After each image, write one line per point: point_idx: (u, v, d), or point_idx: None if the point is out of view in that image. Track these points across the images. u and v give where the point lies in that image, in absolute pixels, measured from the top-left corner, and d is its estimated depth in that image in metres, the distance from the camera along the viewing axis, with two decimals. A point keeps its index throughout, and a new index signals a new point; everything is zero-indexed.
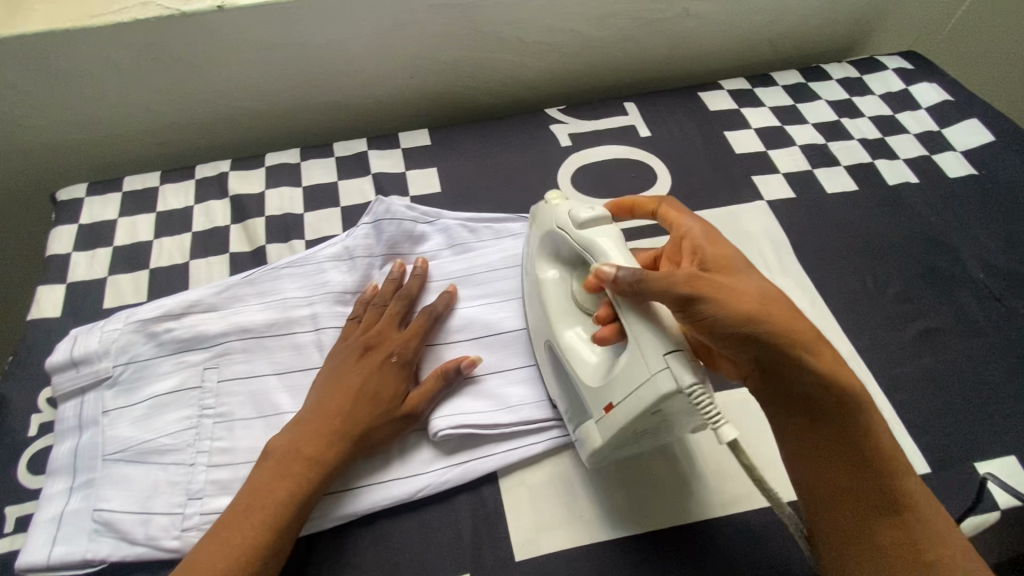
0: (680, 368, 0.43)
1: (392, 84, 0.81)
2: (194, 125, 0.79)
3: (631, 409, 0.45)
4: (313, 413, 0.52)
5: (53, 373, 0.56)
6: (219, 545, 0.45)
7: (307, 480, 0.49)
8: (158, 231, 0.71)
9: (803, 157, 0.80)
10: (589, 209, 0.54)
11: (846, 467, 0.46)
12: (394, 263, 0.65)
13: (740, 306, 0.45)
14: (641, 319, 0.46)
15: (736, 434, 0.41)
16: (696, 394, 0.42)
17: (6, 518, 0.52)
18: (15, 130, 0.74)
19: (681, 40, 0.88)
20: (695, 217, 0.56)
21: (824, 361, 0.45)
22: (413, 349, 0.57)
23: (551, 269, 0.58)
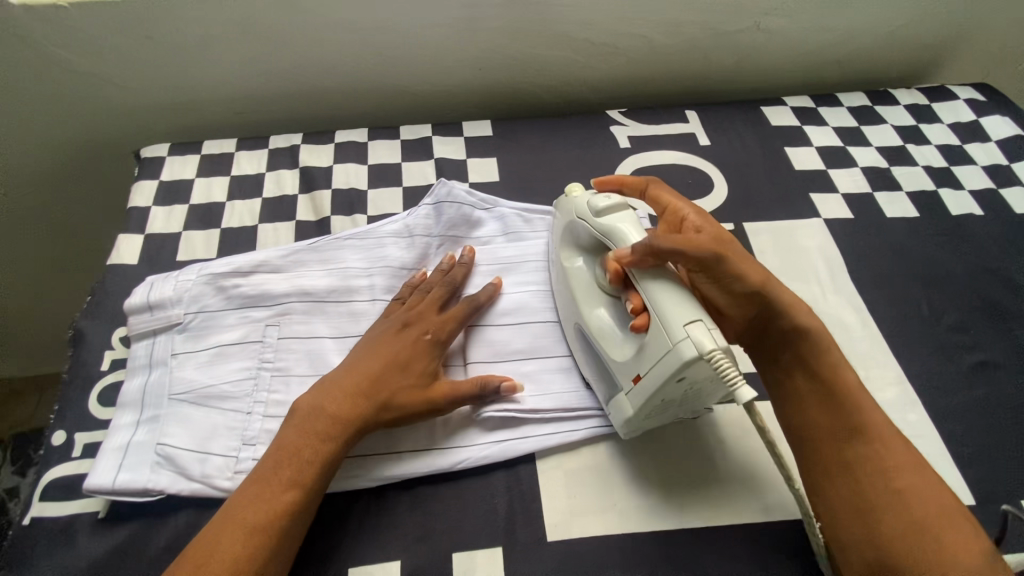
0: (701, 336, 0.45)
1: (461, 75, 0.84)
2: (271, 98, 0.83)
3: (658, 376, 0.47)
4: (348, 371, 0.54)
5: (131, 314, 0.60)
6: (254, 497, 0.47)
7: (334, 444, 0.50)
8: (231, 194, 0.75)
9: (864, 179, 0.80)
10: (607, 197, 0.56)
11: (833, 436, 0.51)
12: (445, 253, 0.66)
13: (746, 268, 0.54)
14: (659, 285, 0.49)
15: (754, 395, 0.44)
16: (717, 359, 0.44)
17: (76, 442, 0.56)
18: (111, 88, 0.79)
19: (748, 53, 0.88)
20: (677, 196, 0.61)
21: (810, 319, 0.54)
22: (450, 333, 0.59)
23: (578, 257, 0.60)
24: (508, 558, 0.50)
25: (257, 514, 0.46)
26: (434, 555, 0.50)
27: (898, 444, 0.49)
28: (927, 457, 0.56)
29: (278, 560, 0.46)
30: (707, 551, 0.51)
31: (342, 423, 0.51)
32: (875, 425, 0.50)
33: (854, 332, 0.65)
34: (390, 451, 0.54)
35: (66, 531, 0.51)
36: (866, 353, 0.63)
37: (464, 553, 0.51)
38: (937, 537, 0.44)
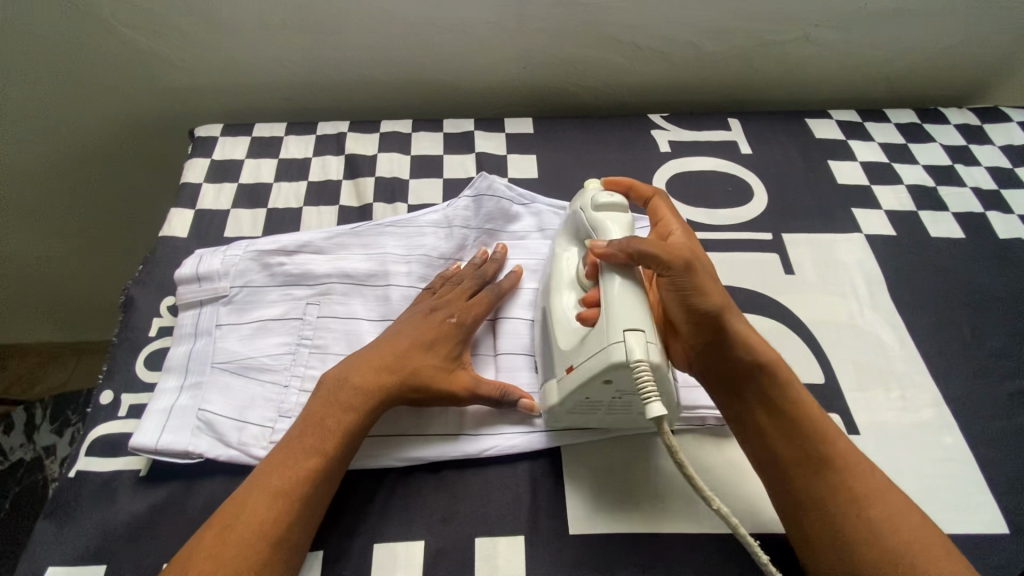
0: (635, 345, 0.44)
1: (506, 72, 0.85)
2: (321, 86, 0.85)
3: (586, 371, 0.47)
4: (378, 347, 0.56)
5: (180, 284, 0.62)
6: (280, 460, 0.49)
7: (357, 419, 0.51)
8: (278, 176, 0.77)
9: (909, 196, 0.78)
10: (610, 195, 0.56)
11: (797, 461, 0.50)
12: (478, 249, 0.67)
13: (713, 290, 0.50)
14: (621, 282, 0.48)
15: (663, 413, 0.43)
16: (640, 370, 0.44)
17: (121, 403, 0.58)
18: (171, 69, 0.83)
19: (796, 64, 0.87)
20: (676, 212, 0.59)
21: (766, 352, 0.51)
22: (475, 321, 0.60)
23: (569, 246, 0.60)
24: (529, 547, 0.51)
25: (280, 478, 0.48)
26: (457, 538, 0.51)
27: (865, 463, 0.50)
28: (961, 482, 0.55)
29: (298, 527, 0.47)
30: (732, 556, 0.51)
31: (368, 395, 0.52)
32: (840, 451, 0.50)
33: (891, 350, 0.64)
34: (419, 431, 0.56)
35: (109, 486, 0.53)
36: (902, 372, 0.62)
37: (486, 538, 0.51)
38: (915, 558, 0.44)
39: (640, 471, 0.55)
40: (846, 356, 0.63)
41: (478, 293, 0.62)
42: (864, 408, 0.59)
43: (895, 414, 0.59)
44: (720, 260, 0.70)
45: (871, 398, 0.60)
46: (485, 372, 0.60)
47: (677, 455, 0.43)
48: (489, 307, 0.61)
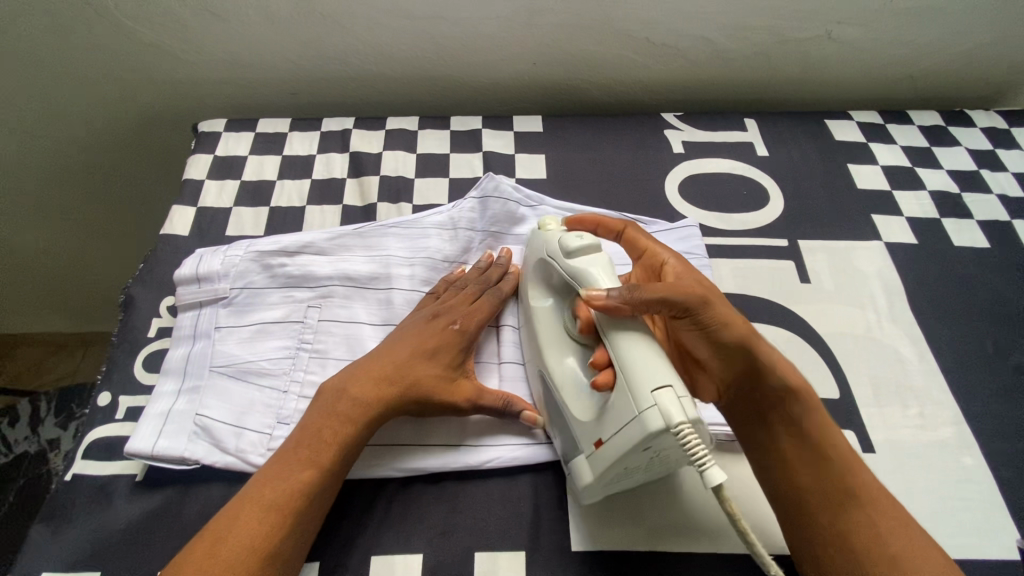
0: (669, 406, 0.41)
1: (516, 68, 0.83)
2: (327, 81, 0.84)
3: (622, 445, 0.44)
4: (379, 355, 0.55)
5: (179, 285, 0.61)
6: (274, 475, 0.48)
7: (352, 433, 0.50)
8: (281, 173, 0.76)
9: (931, 203, 0.76)
10: (578, 237, 0.53)
11: (827, 494, 0.48)
12: (483, 253, 0.66)
13: (732, 319, 0.50)
14: (627, 337, 0.46)
15: (723, 478, 0.40)
16: (684, 433, 0.41)
17: (119, 405, 0.58)
18: (175, 62, 0.81)
19: (816, 63, 0.84)
20: (657, 240, 0.58)
21: (794, 377, 0.51)
22: (477, 328, 0.58)
23: (546, 297, 0.58)
24: (530, 564, 0.49)
25: (274, 491, 0.47)
26: (456, 553, 0.50)
27: (889, 503, 0.47)
28: (982, 505, 0.53)
29: (290, 542, 0.46)
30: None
31: (368, 406, 0.51)
32: (863, 485, 0.48)
33: (910, 365, 0.61)
34: (419, 440, 0.54)
35: (105, 490, 0.52)
36: (921, 388, 0.60)
37: (486, 553, 0.50)
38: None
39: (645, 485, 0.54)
40: (863, 370, 0.61)
41: (482, 299, 0.60)
42: (880, 426, 0.57)
43: (913, 432, 0.57)
44: (733, 267, 0.68)
45: (888, 415, 0.58)
46: (488, 380, 0.59)
47: (737, 518, 0.39)
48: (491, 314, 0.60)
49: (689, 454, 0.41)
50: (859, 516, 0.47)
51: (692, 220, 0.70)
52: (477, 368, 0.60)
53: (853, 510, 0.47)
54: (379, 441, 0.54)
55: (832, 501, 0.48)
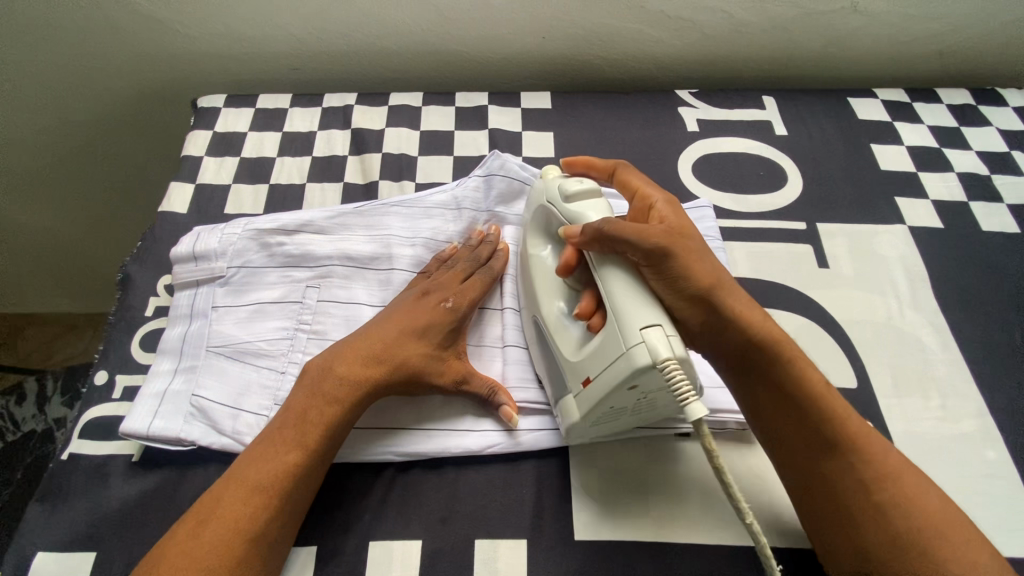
0: (657, 343, 0.41)
1: (524, 43, 0.80)
2: (330, 56, 0.81)
3: (608, 382, 0.44)
4: (366, 333, 0.54)
5: (176, 263, 0.59)
6: (257, 456, 0.46)
7: (335, 412, 0.49)
8: (282, 150, 0.74)
9: (959, 186, 0.72)
10: (577, 182, 0.54)
11: (801, 436, 0.47)
12: (472, 230, 0.65)
13: (697, 269, 0.48)
14: (613, 274, 0.47)
15: (705, 413, 0.39)
16: (670, 369, 0.40)
17: (116, 384, 0.57)
18: (173, 35, 0.79)
19: (840, 38, 0.80)
20: (650, 182, 0.56)
21: (767, 329, 0.48)
22: (470, 307, 0.57)
23: (544, 245, 0.57)
24: (532, 552, 0.48)
25: (259, 472, 0.45)
26: (456, 538, 0.49)
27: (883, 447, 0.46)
28: (1007, 502, 0.50)
29: (276, 524, 0.45)
30: (746, 570, 0.47)
31: (355, 386, 0.50)
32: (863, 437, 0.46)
33: (933, 354, 0.59)
34: (417, 421, 0.53)
35: (100, 470, 0.52)
36: (944, 379, 0.57)
37: (486, 540, 0.49)
38: (923, 522, 0.43)
39: (651, 469, 0.52)
40: (883, 359, 0.58)
41: (473, 277, 0.59)
42: (900, 417, 0.55)
43: (934, 424, 0.54)
44: (748, 251, 0.65)
45: (908, 406, 0.55)
46: (490, 364, 0.58)
47: (717, 459, 0.39)
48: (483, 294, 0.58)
49: (674, 392, 0.40)
50: (842, 465, 0.45)
51: (706, 201, 0.67)
52: (479, 353, 0.58)
53: (832, 456, 0.46)
54: (374, 424, 0.53)
55: (811, 446, 0.46)
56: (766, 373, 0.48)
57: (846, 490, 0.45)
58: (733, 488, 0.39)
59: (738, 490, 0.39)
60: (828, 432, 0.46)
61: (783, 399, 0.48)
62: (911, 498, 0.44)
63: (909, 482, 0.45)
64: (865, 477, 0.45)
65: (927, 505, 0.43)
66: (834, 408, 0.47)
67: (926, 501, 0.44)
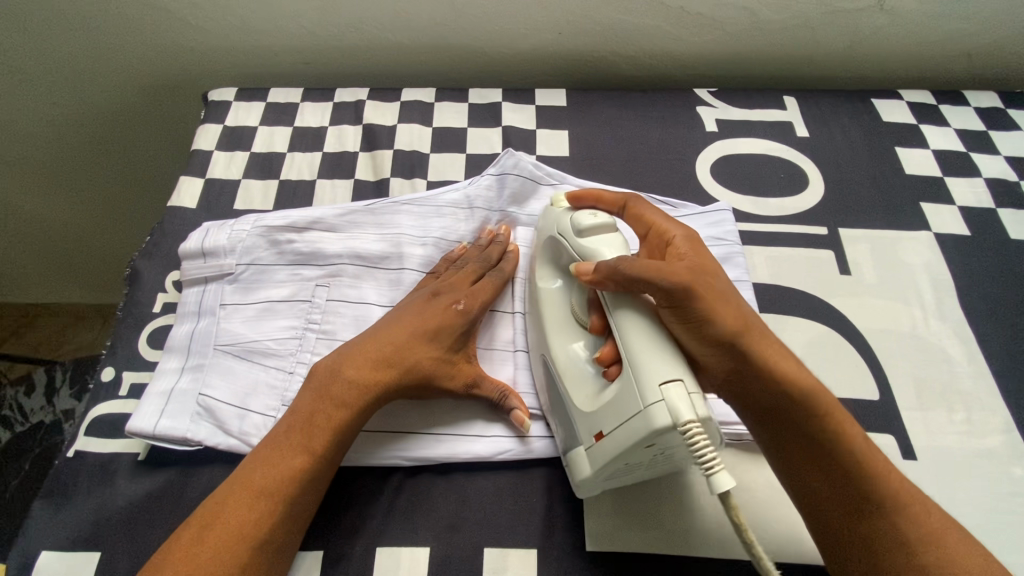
0: (677, 402, 0.40)
1: (540, 39, 0.78)
2: (342, 49, 0.80)
3: (625, 440, 0.42)
4: (368, 341, 0.52)
5: (184, 259, 0.59)
6: (262, 463, 0.45)
7: (342, 420, 0.48)
8: (292, 146, 0.73)
9: (987, 192, 0.70)
10: (591, 216, 0.52)
11: (827, 490, 0.44)
12: (483, 228, 0.64)
13: (722, 312, 0.45)
14: (631, 318, 0.45)
15: (731, 485, 0.38)
16: (692, 432, 0.39)
17: (123, 381, 0.56)
18: (184, 27, 0.78)
19: (865, 37, 0.78)
20: (666, 216, 0.54)
21: (801, 379, 0.45)
22: (481, 309, 0.56)
23: (555, 279, 0.56)
24: (542, 562, 0.47)
25: (265, 478, 0.45)
26: (465, 546, 0.48)
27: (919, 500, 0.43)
28: None
29: (281, 530, 0.44)
30: None
31: (364, 389, 0.49)
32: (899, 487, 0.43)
33: (958, 366, 0.57)
34: (427, 423, 0.52)
35: (106, 468, 0.51)
36: (969, 392, 0.55)
37: (495, 549, 0.48)
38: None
39: (665, 478, 0.51)
40: (906, 370, 0.56)
41: (483, 279, 0.58)
42: (922, 431, 0.53)
43: (959, 439, 0.53)
44: (768, 256, 0.64)
45: (931, 419, 0.54)
46: (502, 368, 0.57)
47: (745, 531, 0.37)
48: (494, 295, 0.57)
49: (697, 457, 0.38)
50: (875, 522, 0.43)
51: (725, 204, 0.66)
52: (490, 357, 0.57)
53: (870, 517, 0.43)
54: (381, 425, 0.52)
55: (842, 508, 0.44)
56: (795, 425, 0.45)
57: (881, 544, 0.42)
58: (761, 556, 0.37)
59: (765, 554, 0.37)
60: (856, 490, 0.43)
61: (812, 454, 0.45)
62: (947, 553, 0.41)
63: (949, 540, 0.42)
64: (907, 539, 0.42)
65: (971, 566, 0.40)
66: (869, 463, 0.44)
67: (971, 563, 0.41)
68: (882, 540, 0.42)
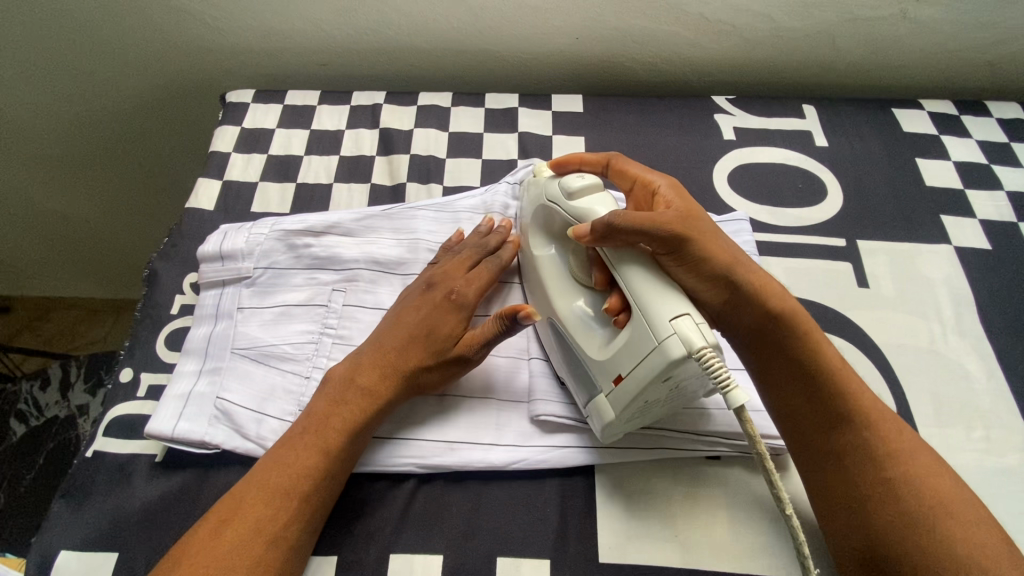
0: (689, 332, 0.41)
1: (557, 44, 0.78)
2: (359, 52, 0.80)
3: (643, 376, 0.43)
4: (391, 325, 0.53)
5: (202, 262, 0.59)
6: (278, 461, 0.46)
7: (357, 418, 0.48)
8: (309, 149, 0.73)
9: (1008, 205, 0.69)
10: (580, 178, 0.52)
11: (814, 425, 0.45)
12: (484, 215, 0.62)
13: (712, 249, 0.47)
14: (631, 265, 0.46)
15: (746, 400, 0.39)
16: (707, 357, 0.39)
17: (141, 382, 0.57)
18: (204, 29, 0.79)
19: (886, 46, 0.77)
20: (647, 167, 0.55)
21: (785, 303, 0.48)
22: (477, 294, 0.55)
23: (549, 245, 0.56)
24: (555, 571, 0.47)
25: (281, 476, 0.45)
26: (478, 554, 0.48)
27: (893, 430, 0.44)
28: None
29: (296, 529, 0.44)
30: None
31: (376, 395, 0.49)
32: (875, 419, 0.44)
33: (977, 383, 0.56)
34: (440, 429, 0.53)
35: (124, 470, 0.52)
36: (989, 410, 0.55)
37: (509, 558, 0.48)
38: (933, 500, 0.41)
39: (680, 493, 0.51)
40: (924, 386, 0.56)
41: (480, 266, 0.57)
42: (940, 448, 0.52)
43: (978, 457, 0.52)
44: (785, 267, 0.63)
45: (949, 437, 0.53)
46: (516, 376, 0.56)
47: (757, 442, 0.38)
48: (491, 281, 0.57)
49: (713, 378, 0.39)
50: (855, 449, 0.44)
51: (743, 213, 0.65)
52: (505, 365, 0.57)
53: (847, 434, 0.44)
54: (395, 429, 0.52)
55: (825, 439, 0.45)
56: (782, 353, 0.47)
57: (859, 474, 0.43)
58: (774, 476, 0.38)
59: (777, 474, 0.38)
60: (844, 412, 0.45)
61: (807, 383, 0.46)
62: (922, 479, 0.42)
63: (921, 465, 0.42)
64: (878, 457, 0.43)
65: (942, 491, 0.41)
66: (849, 389, 0.45)
67: (946, 484, 0.41)
68: (860, 461, 0.43)
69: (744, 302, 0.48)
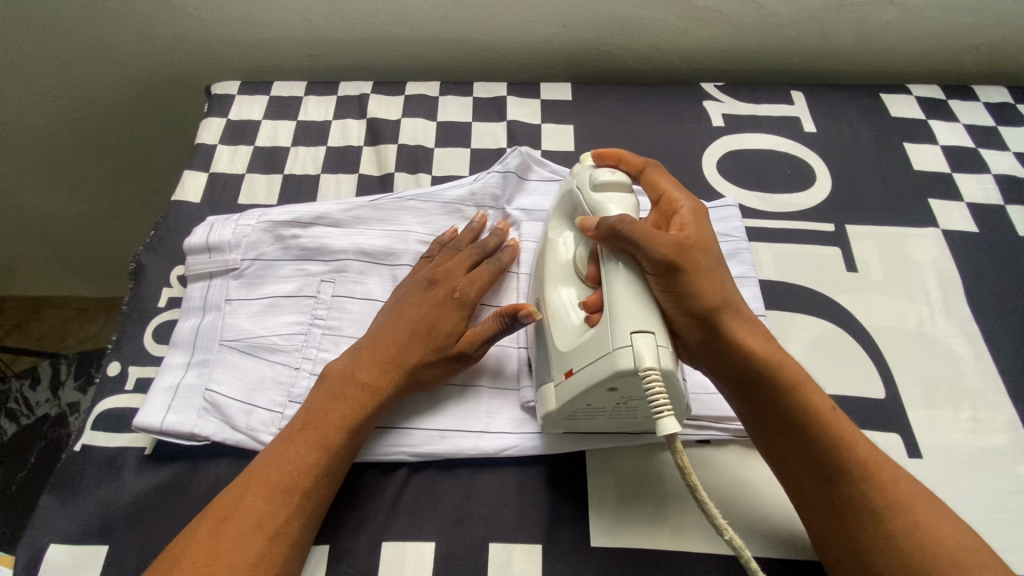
0: (643, 350, 0.41)
1: (544, 32, 0.77)
2: (346, 43, 0.79)
3: (588, 377, 0.43)
4: (395, 318, 0.53)
5: (189, 253, 0.59)
6: (276, 460, 0.45)
7: (357, 414, 0.48)
8: (296, 140, 0.73)
9: (996, 188, 0.69)
10: (610, 172, 0.52)
11: (808, 461, 0.45)
12: (476, 212, 0.62)
13: (710, 285, 0.46)
14: (620, 273, 0.45)
15: (676, 430, 0.39)
16: (649, 379, 0.40)
17: (128, 376, 0.56)
18: (188, 22, 0.78)
19: (875, 30, 0.77)
20: (677, 183, 0.54)
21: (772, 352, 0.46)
22: (478, 294, 0.54)
23: (564, 231, 0.55)
24: (546, 558, 0.47)
25: (280, 474, 0.45)
26: (469, 541, 0.48)
27: (893, 469, 0.44)
28: None
29: (297, 525, 0.44)
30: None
31: (374, 392, 0.49)
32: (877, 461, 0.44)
33: (964, 364, 0.57)
34: (432, 415, 0.52)
35: (113, 463, 0.51)
36: (976, 390, 0.55)
37: (500, 544, 0.48)
38: (936, 548, 0.41)
39: (669, 479, 0.51)
40: (912, 367, 0.56)
41: (480, 266, 0.57)
42: (929, 429, 0.53)
43: (965, 438, 0.52)
44: (775, 252, 0.63)
45: (937, 417, 0.53)
46: (507, 365, 0.56)
47: (690, 476, 0.39)
48: (491, 280, 0.56)
49: (648, 404, 0.39)
50: (851, 490, 0.43)
51: (731, 200, 0.65)
52: (497, 352, 0.57)
53: (844, 483, 0.44)
54: (391, 417, 0.52)
55: (815, 471, 0.45)
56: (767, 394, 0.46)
57: (859, 516, 0.43)
58: (707, 502, 0.38)
59: (715, 507, 0.38)
60: (829, 460, 0.44)
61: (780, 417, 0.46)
62: (926, 525, 0.42)
63: (922, 507, 0.43)
64: (873, 502, 0.43)
65: (942, 531, 0.41)
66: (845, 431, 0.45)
67: (938, 526, 0.42)
68: (850, 505, 0.43)
69: (728, 340, 0.46)
